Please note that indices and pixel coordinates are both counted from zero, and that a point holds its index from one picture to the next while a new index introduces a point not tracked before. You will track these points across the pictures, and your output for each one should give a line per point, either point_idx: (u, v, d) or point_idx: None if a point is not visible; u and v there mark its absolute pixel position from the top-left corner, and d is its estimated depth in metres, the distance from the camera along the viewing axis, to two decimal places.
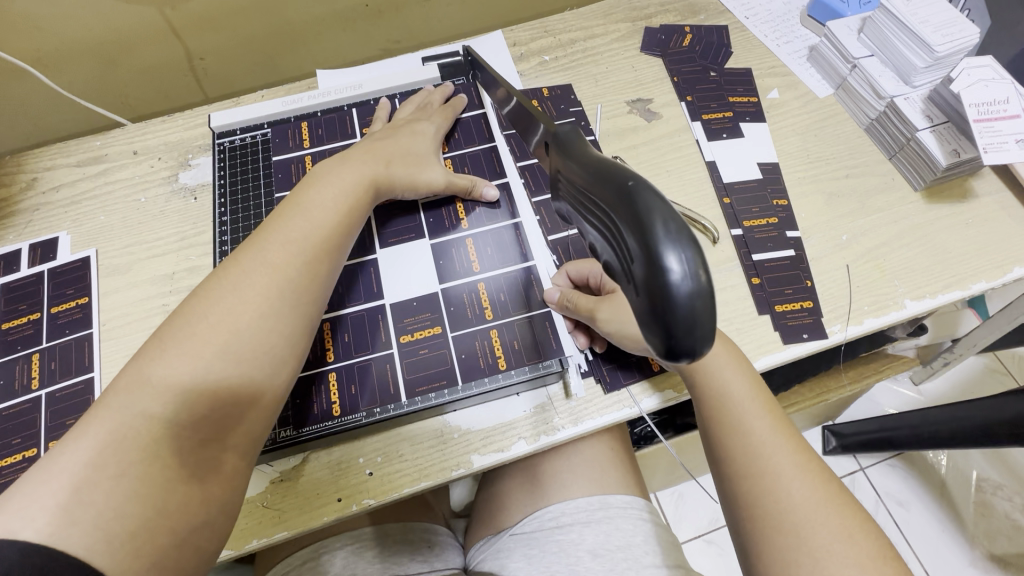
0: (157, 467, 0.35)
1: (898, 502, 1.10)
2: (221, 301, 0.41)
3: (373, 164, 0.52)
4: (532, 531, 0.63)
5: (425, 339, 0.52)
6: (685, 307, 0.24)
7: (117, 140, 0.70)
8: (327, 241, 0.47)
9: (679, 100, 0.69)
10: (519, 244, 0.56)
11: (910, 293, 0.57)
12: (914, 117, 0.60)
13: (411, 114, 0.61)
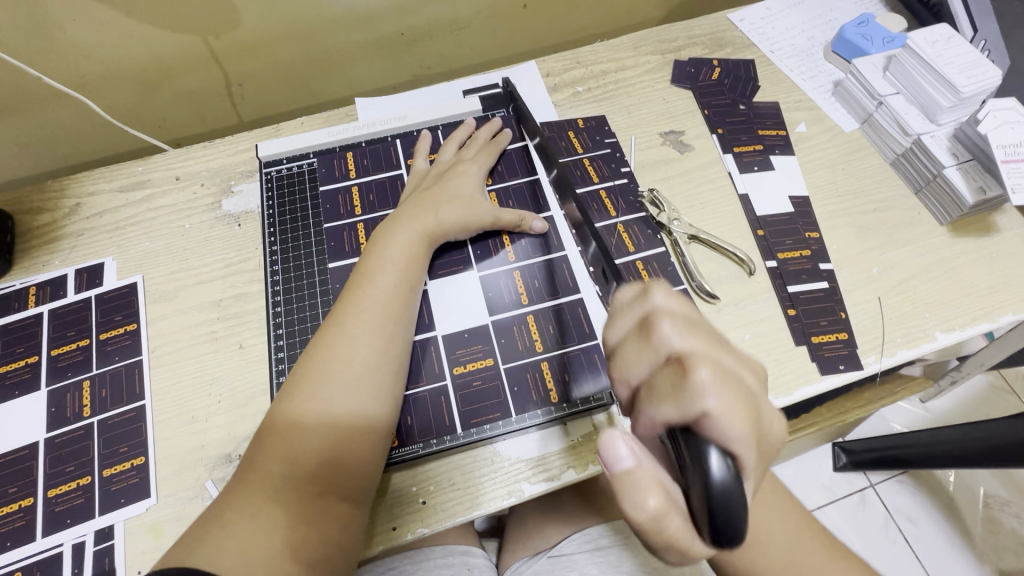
0: (282, 512, 0.41)
1: (908, 519, 1.11)
2: (315, 372, 0.47)
3: (425, 219, 0.56)
4: (570, 554, 0.63)
5: (477, 371, 0.54)
6: (722, 498, 0.26)
7: (159, 166, 0.71)
8: (401, 300, 0.52)
9: (710, 132, 0.72)
10: (563, 277, 0.59)
11: (940, 325, 0.58)
12: (941, 155, 0.62)
13: (454, 155, 0.63)
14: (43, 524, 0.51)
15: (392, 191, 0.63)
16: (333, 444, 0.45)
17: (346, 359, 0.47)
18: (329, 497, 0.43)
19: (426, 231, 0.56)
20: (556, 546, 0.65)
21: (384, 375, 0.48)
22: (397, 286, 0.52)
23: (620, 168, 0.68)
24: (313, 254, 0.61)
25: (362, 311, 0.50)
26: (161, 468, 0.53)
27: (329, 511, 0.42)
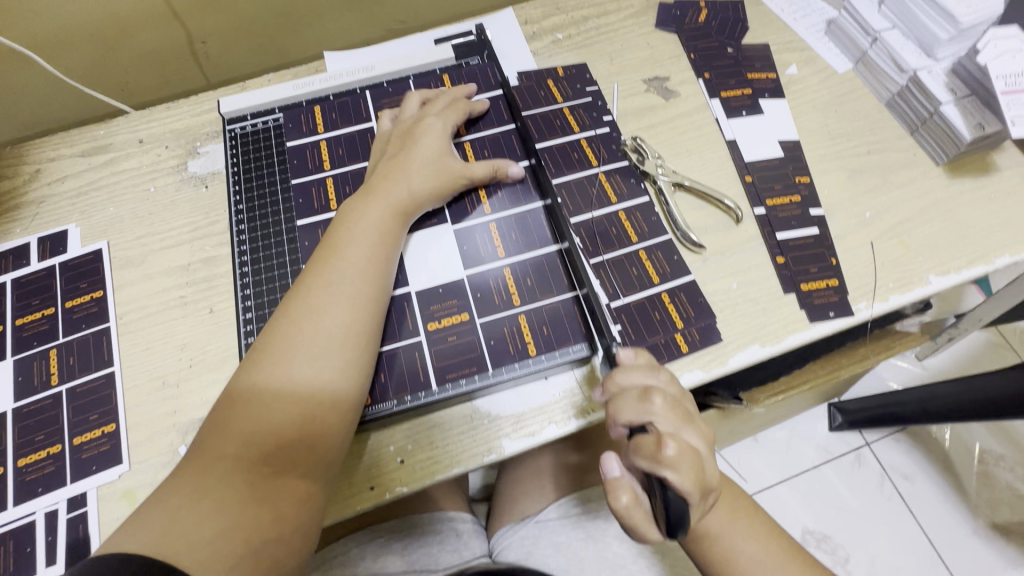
0: (233, 489, 0.39)
1: (903, 475, 1.11)
2: (276, 349, 0.44)
3: (398, 189, 0.52)
4: (556, 518, 0.63)
5: (452, 326, 0.52)
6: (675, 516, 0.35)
7: (121, 129, 0.68)
8: (374, 273, 0.48)
9: (696, 77, 0.68)
10: (542, 227, 0.56)
11: (935, 268, 0.56)
12: (938, 92, 0.59)
13: (416, 110, 0.58)
14: (14, 493, 0.50)
15: (362, 146, 0.60)
16: (294, 423, 0.42)
17: (310, 336, 0.44)
18: (287, 477, 0.41)
19: (397, 205, 0.52)
20: (542, 510, 0.65)
21: (352, 353, 0.45)
22: (369, 258, 0.48)
23: (602, 117, 0.65)
24: (281, 213, 0.58)
25: (330, 283, 0.46)
26: (132, 435, 0.52)
27: (284, 491, 0.40)
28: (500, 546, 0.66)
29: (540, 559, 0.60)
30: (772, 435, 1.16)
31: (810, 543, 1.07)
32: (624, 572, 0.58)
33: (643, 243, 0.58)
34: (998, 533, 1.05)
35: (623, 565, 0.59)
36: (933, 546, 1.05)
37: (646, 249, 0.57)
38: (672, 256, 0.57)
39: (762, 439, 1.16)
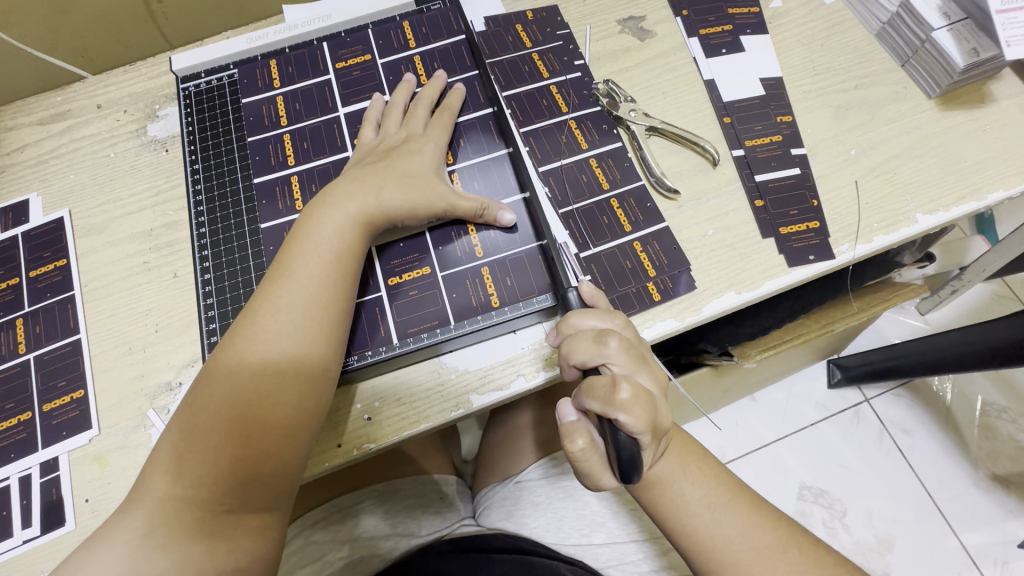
0: (182, 530, 0.40)
1: (902, 430, 1.10)
2: (224, 385, 0.42)
3: (364, 203, 0.48)
4: (536, 479, 0.62)
5: (413, 282, 0.51)
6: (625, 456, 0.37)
7: (79, 95, 0.66)
8: (330, 306, 0.45)
9: (674, 15, 0.64)
10: (506, 176, 0.55)
11: (923, 206, 0.54)
12: (930, 17, 0.56)
13: (402, 126, 0.54)
14: None
15: (319, 101, 0.58)
16: (244, 465, 0.41)
17: (258, 375, 0.42)
18: (241, 511, 0.42)
19: (362, 218, 0.47)
20: (523, 471, 0.64)
21: (304, 390, 0.43)
22: (322, 286, 0.45)
23: (573, 62, 0.62)
24: (239, 173, 0.57)
25: (278, 317, 0.43)
26: (101, 400, 0.52)
27: (238, 526, 0.42)
28: (482, 506, 0.67)
29: (522, 523, 0.60)
30: (770, 394, 1.14)
31: (806, 499, 1.07)
32: (603, 529, 0.59)
33: (615, 191, 0.55)
34: (998, 485, 1.04)
35: (601, 523, 0.59)
36: (929, 496, 1.05)
37: (618, 197, 0.55)
38: (645, 203, 0.55)
39: (760, 398, 1.14)
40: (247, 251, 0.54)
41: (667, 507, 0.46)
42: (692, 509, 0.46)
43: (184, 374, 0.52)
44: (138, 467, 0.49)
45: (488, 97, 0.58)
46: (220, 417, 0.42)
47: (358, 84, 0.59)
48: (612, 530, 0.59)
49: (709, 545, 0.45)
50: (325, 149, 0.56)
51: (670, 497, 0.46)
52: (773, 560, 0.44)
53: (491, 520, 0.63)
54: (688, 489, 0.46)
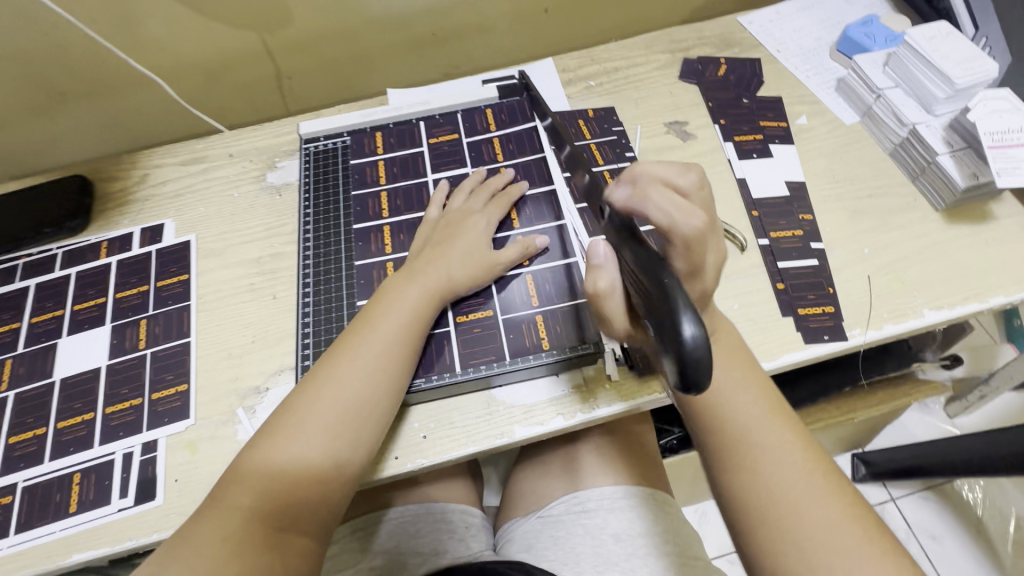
0: (249, 542, 0.44)
1: (931, 535, 1.09)
2: (302, 413, 0.50)
3: (432, 275, 0.58)
4: (559, 514, 0.69)
5: (476, 322, 0.60)
6: (693, 357, 0.32)
7: (215, 145, 0.81)
8: (400, 358, 0.54)
9: (712, 123, 0.76)
10: (561, 242, 0.64)
11: (929, 302, 0.60)
12: (934, 143, 0.65)
13: (464, 203, 0.65)
14: (100, 434, 0.59)
15: (413, 167, 0.71)
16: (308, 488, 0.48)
17: (333, 407, 0.50)
18: (293, 531, 0.46)
19: (430, 287, 0.57)
20: (546, 507, 0.71)
21: (365, 427, 0.51)
22: (395, 338, 0.54)
23: (624, 153, 0.73)
24: (340, 218, 0.69)
25: (358, 361, 0.52)
26: (200, 394, 0.61)
27: (288, 544, 0.45)
28: (505, 539, 0.72)
29: (540, 550, 0.66)
30: None
31: None
32: (616, 568, 0.61)
33: None
34: None
35: (615, 561, 0.62)
36: None
37: None
38: None
39: None
40: (338, 282, 0.65)
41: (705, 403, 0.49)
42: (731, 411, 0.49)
43: (271, 380, 0.61)
44: (222, 455, 0.57)
45: (549, 177, 0.69)
46: (292, 441, 0.48)
47: (446, 157, 0.71)
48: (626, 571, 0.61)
49: (733, 438, 0.48)
50: (414, 206, 0.68)
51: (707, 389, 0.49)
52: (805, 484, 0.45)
53: (512, 550, 0.69)
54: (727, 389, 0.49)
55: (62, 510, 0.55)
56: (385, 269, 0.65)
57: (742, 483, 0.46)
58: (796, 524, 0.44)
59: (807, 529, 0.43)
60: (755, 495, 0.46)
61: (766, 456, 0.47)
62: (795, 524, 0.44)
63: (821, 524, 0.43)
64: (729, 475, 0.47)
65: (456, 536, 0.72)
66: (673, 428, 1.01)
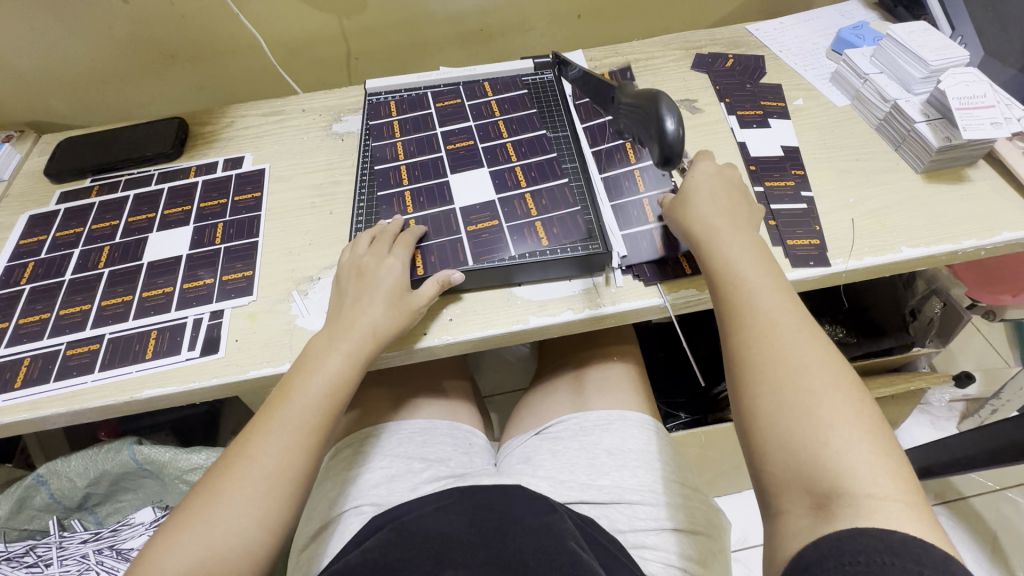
0: None
1: None
2: (226, 494, 0.50)
3: (355, 337, 0.59)
4: (558, 432, 0.74)
5: (485, 229, 0.69)
6: (673, 143, 0.51)
7: (291, 103, 0.95)
8: (305, 436, 0.54)
9: (719, 101, 0.87)
10: (555, 169, 0.74)
11: (907, 242, 0.68)
12: (913, 114, 0.74)
13: (369, 251, 0.65)
14: (177, 303, 0.69)
15: (422, 123, 0.82)
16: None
17: (256, 484, 0.51)
18: None
19: (354, 352, 0.59)
20: (546, 427, 0.76)
21: (276, 502, 0.51)
22: (313, 413, 0.56)
23: None
24: (362, 159, 0.79)
25: (271, 436, 0.54)
26: (261, 279, 0.71)
27: None
28: (505, 455, 0.77)
29: (538, 460, 0.71)
30: None
31: None
32: (608, 476, 0.67)
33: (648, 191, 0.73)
34: None
35: (607, 472, 0.67)
36: None
37: (648, 197, 0.73)
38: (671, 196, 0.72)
39: None
40: (362, 208, 0.74)
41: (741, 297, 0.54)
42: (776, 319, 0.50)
43: (323, 273, 0.71)
44: (277, 324, 0.67)
45: (548, 126, 0.80)
46: (212, 525, 0.49)
47: (481, 108, 0.83)
48: (617, 479, 0.67)
49: (768, 310, 0.51)
50: (424, 150, 0.78)
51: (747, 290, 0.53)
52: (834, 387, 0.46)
53: (512, 461, 0.74)
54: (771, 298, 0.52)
55: (140, 355, 0.65)
56: (402, 196, 0.73)
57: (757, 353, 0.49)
58: (803, 393, 0.46)
59: (809, 397, 0.45)
60: (765, 367, 0.48)
61: (784, 335, 0.49)
62: (795, 390, 0.46)
63: (830, 401, 0.44)
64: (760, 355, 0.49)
65: (459, 451, 0.74)
66: (678, 414, 1.04)
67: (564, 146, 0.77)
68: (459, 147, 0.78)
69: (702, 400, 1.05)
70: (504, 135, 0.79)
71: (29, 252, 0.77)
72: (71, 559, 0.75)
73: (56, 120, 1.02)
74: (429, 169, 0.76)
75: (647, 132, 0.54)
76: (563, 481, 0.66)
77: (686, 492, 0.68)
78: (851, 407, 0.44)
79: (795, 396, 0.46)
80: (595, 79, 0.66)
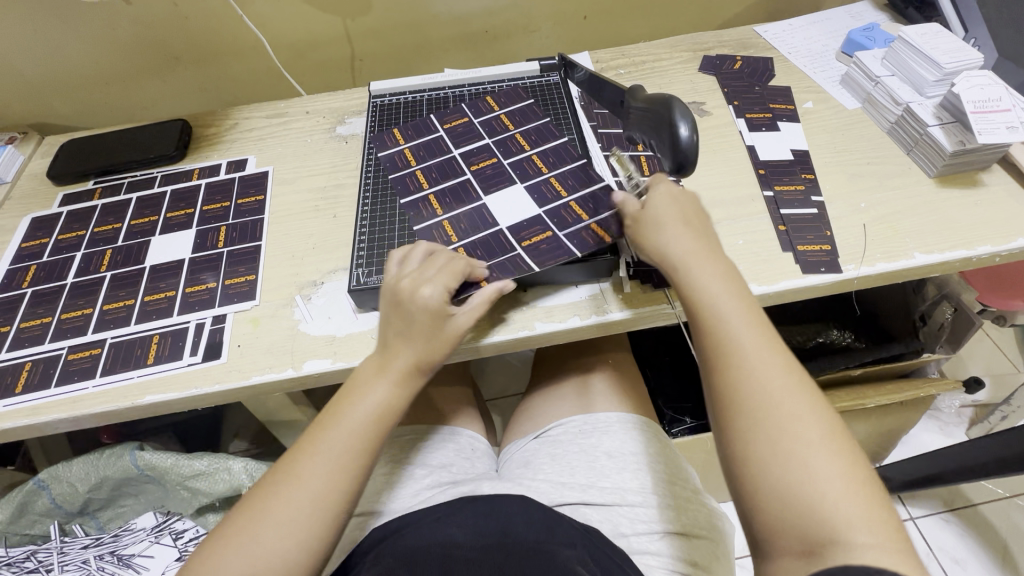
0: None
1: (952, 559, 1.14)
2: (264, 516, 0.48)
3: (402, 362, 0.56)
4: (556, 435, 0.73)
5: (541, 240, 0.66)
6: (686, 149, 0.50)
7: (295, 105, 0.95)
8: (354, 462, 0.52)
9: (727, 104, 0.86)
10: (589, 171, 0.72)
11: (920, 248, 0.66)
12: (926, 117, 0.73)
13: (415, 272, 0.58)
14: (179, 307, 0.69)
15: (435, 147, 0.78)
16: None
17: (289, 508, 0.49)
18: None
19: (402, 379, 0.55)
20: (544, 429, 0.75)
21: (316, 530, 0.49)
22: (358, 439, 0.52)
23: None
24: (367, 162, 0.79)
25: (315, 457, 0.51)
26: (264, 283, 0.70)
27: None
28: (505, 461, 0.76)
29: (536, 464, 0.70)
30: None
31: None
32: (607, 479, 0.65)
33: None
34: None
35: (607, 475, 0.66)
36: None
37: None
38: None
39: None
40: (366, 211, 0.73)
41: (708, 332, 0.51)
42: (742, 360, 0.48)
43: (326, 277, 0.70)
44: (279, 329, 0.66)
45: (555, 129, 0.79)
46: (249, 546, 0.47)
47: (490, 123, 0.80)
48: (617, 482, 0.65)
49: (733, 350, 0.49)
50: (449, 174, 0.74)
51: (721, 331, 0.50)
52: (804, 429, 0.44)
53: (510, 465, 0.73)
54: (741, 337, 0.49)
55: (142, 360, 0.64)
56: (441, 227, 0.69)
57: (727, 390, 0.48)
58: (774, 436, 0.44)
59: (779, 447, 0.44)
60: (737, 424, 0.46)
61: (756, 376, 0.47)
62: (765, 446, 0.44)
63: (804, 437, 0.44)
64: (730, 397, 0.47)
65: (462, 455, 0.73)
66: (684, 419, 1.01)
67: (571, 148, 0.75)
68: (484, 166, 0.75)
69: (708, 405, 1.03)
70: (526, 149, 0.76)
71: (30, 255, 0.76)
72: (71, 564, 0.73)
73: (60, 122, 1.02)
74: (448, 200, 0.71)
75: (660, 138, 0.53)
76: (563, 485, 0.65)
77: (689, 495, 0.67)
78: (832, 453, 0.43)
79: (766, 442, 0.44)
80: (607, 83, 0.65)
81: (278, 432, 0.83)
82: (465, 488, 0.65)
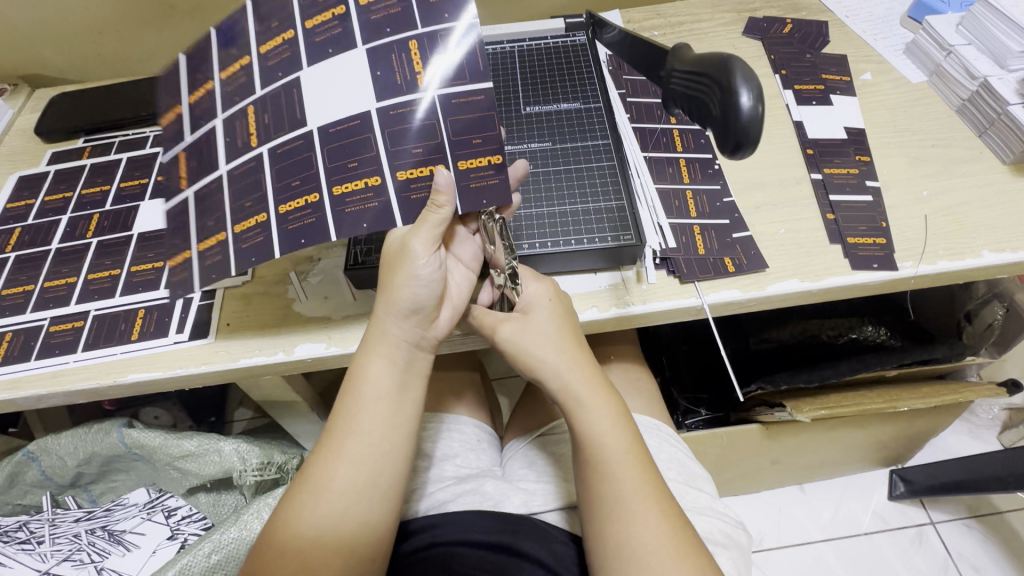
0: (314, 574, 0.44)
1: (973, 567, 1.08)
2: (340, 456, 0.47)
3: (421, 289, 0.49)
4: (561, 433, 0.67)
5: (421, 55, 0.52)
6: (748, 122, 0.43)
7: None
8: (400, 395, 0.49)
9: (773, 73, 0.76)
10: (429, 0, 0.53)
11: (989, 245, 0.58)
12: (1007, 94, 0.64)
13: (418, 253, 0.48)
14: (167, 279, 0.64)
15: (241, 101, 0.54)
16: (347, 531, 0.45)
17: (361, 448, 0.47)
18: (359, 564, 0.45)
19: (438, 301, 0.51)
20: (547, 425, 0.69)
21: (388, 446, 0.48)
22: (405, 361, 0.50)
23: None
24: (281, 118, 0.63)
25: (369, 404, 0.48)
26: None
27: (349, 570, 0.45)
28: (507, 457, 0.71)
29: (539, 464, 0.64)
30: (820, 489, 1.17)
31: None
32: None
33: (686, 153, 0.68)
34: None
35: None
36: None
37: (686, 158, 0.68)
38: (709, 168, 0.67)
39: (810, 490, 1.17)
40: None
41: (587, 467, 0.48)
42: (620, 512, 0.46)
43: (322, 254, 0.65)
44: (271, 307, 0.61)
45: (577, 96, 0.70)
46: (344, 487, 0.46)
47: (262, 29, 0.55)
48: None
49: (611, 501, 0.46)
50: (280, 124, 0.53)
51: (602, 487, 0.47)
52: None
53: (513, 463, 0.68)
54: (621, 486, 0.47)
55: (125, 336, 0.60)
56: (343, 191, 0.51)
57: (601, 540, 0.46)
58: None
59: None
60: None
61: (634, 526, 0.45)
62: None
63: None
64: (605, 545, 0.46)
65: (466, 448, 0.69)
66: (701, 411, 0.96)
67: (593, 118, 0.68)
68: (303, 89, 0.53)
69: (727, 398, 0.97)
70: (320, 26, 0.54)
71: (15, 216, 0.72)
72: (62, 537, 0.72)
73: (53, 74, 0.96)
74: (310, 150, 0.52)
75: (713, 106, 0.46)
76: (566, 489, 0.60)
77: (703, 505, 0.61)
78: None
79: None
80: (642, 44, 0.57)
81: (275, 412, 0.79)
82: (467, 484, 0.61)
